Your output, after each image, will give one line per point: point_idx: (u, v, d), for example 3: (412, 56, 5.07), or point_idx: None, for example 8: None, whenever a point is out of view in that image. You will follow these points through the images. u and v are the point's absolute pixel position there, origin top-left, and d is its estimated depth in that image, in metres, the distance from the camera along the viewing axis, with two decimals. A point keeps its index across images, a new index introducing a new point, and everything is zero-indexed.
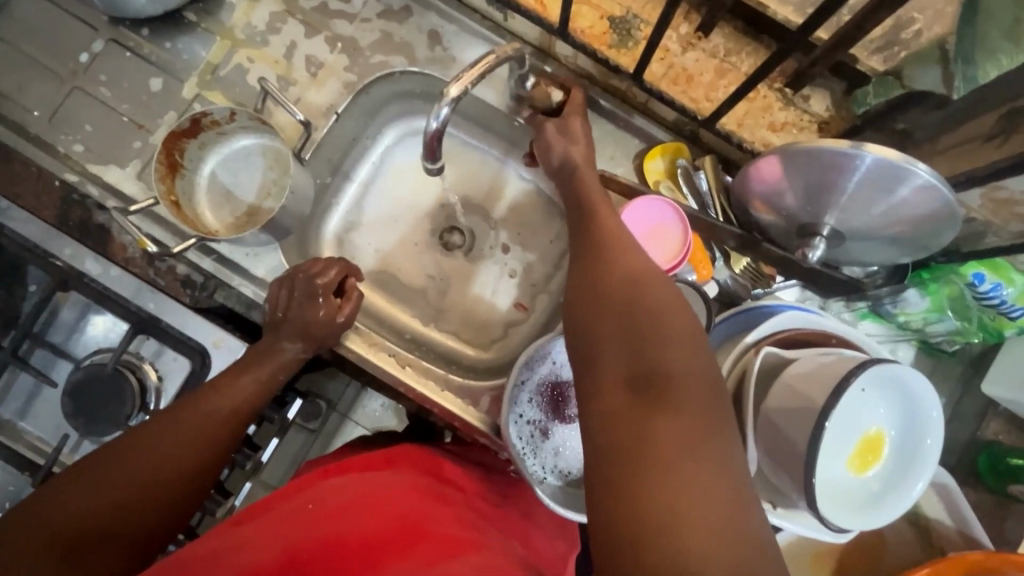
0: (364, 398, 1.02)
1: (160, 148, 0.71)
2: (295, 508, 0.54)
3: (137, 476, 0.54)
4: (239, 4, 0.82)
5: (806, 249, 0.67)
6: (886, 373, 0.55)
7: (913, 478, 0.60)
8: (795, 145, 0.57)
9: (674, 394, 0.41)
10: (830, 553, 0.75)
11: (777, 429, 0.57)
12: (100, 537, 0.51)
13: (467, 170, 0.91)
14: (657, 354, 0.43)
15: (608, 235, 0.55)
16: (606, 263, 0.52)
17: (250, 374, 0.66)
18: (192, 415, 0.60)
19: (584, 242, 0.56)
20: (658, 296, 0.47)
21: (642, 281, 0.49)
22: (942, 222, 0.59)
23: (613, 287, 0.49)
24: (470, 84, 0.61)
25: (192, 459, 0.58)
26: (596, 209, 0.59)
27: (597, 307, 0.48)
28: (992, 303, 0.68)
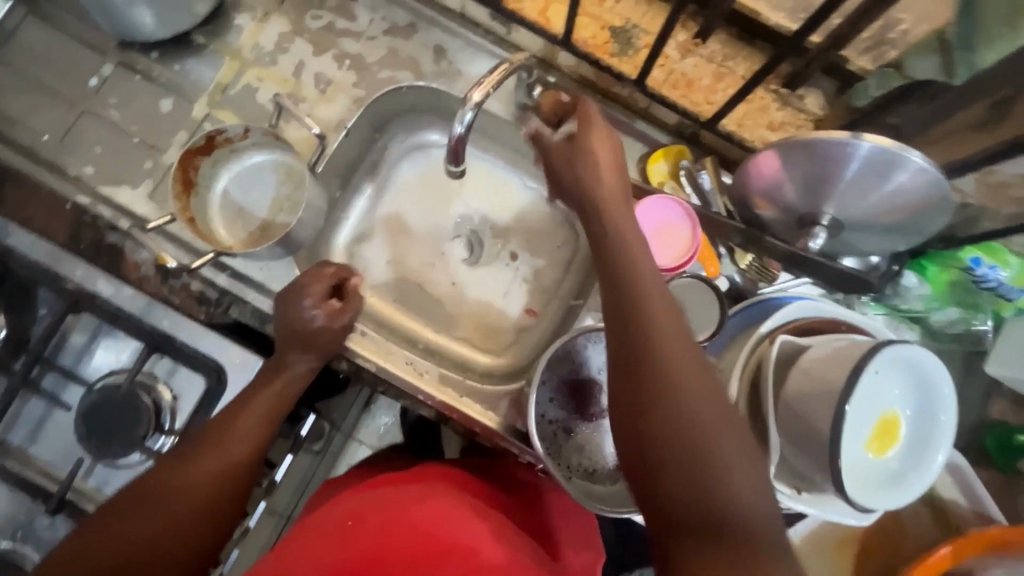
0: (367, 418, 1.14)
1: (177, 165, 0.72)
2: (336, 527, 0.57)
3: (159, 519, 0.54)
4: (247, 25, 0.84)
5: (808, 238, 0.71)
6: (897, 354, 0.58)
7: (932, 453, 0.61)
8: (791, 139, 0.60)
9: (746, 542, 0.41)
10: (854, 537, 0.74)
11: (799, 413, 0.59)
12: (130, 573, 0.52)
13: (471, 184, 0.93)
14: (722, 502, 0.42)
15: (651, 317, 0.48)
16: (657, 376, 0.46)
17: (263, 396, 0.65)
18: (206, 454, 0.59)
19: (625, 330, 0.49)
20: (710, 413, 0.44)
21: (690, 395, 0.45)
22: (935, 205, 0.62)
23: (660, 409, 0.45)
24: (492, 88, 0.64)
25: (211, 494, 0.58)
26: (632, 276, 0.51)
27: (645, 432, 0.45)
28: (989, 287, 0.71)
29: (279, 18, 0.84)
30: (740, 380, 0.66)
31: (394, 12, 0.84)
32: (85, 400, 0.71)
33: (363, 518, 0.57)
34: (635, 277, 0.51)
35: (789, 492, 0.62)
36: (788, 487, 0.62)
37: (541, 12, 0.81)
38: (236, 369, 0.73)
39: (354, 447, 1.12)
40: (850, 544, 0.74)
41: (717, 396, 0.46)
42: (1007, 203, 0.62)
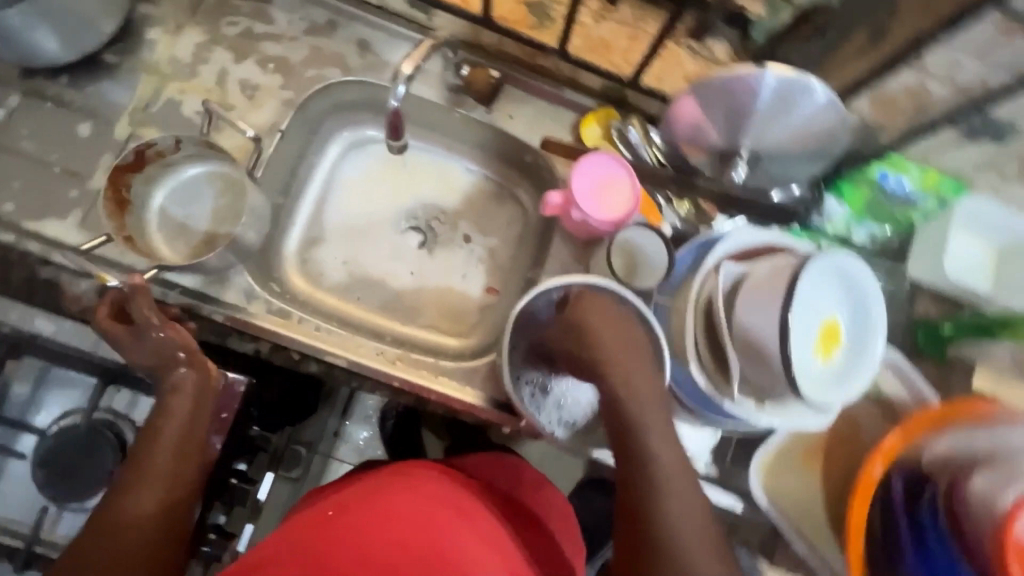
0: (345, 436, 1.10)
1: (107, 182, 0.72)
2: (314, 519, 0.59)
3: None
4: (159, 39, 0.82)
5: (730, 171, 0.78)
6: (822, 266, 0.63)
7: (871, 344, 0.67)
8: (704, 79, 0.68)
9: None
10: (817, 447, 0.78)
11: (751, 331, 0.64)
12: None
13: (414, 175, 0.94)
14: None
15: (664, 483, 0.58)
16: (663, 501, 0.57)
17: (171, 421, 0.61)
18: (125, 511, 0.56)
19: (636, 452, 0.60)
20: (689, 517, 0.57)
21: (674, 499, 0.57)
22: (838, 129, 0.70)
23: (653, 512, 0.57)
24: (420, 60, 0.69)
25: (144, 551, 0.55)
26: (640, 400, 0.62)
27: (639, 532, 0.57)
28: (896, 197, 0.79)
29: (193, 28, 0.82)
30: (695, 316, 0.70)
31: (312, 12, 0.84)
32: (43, 445, 0.72)
33: (341, 508, 0.60)
34: (638, 404, 0.62)
35: (751, 406, 0.67)
36: (751, 401, 0.67)
37: None
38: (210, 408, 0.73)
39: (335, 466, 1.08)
40: (816, 450, 0.78)
41: (696, 503, 0.58)
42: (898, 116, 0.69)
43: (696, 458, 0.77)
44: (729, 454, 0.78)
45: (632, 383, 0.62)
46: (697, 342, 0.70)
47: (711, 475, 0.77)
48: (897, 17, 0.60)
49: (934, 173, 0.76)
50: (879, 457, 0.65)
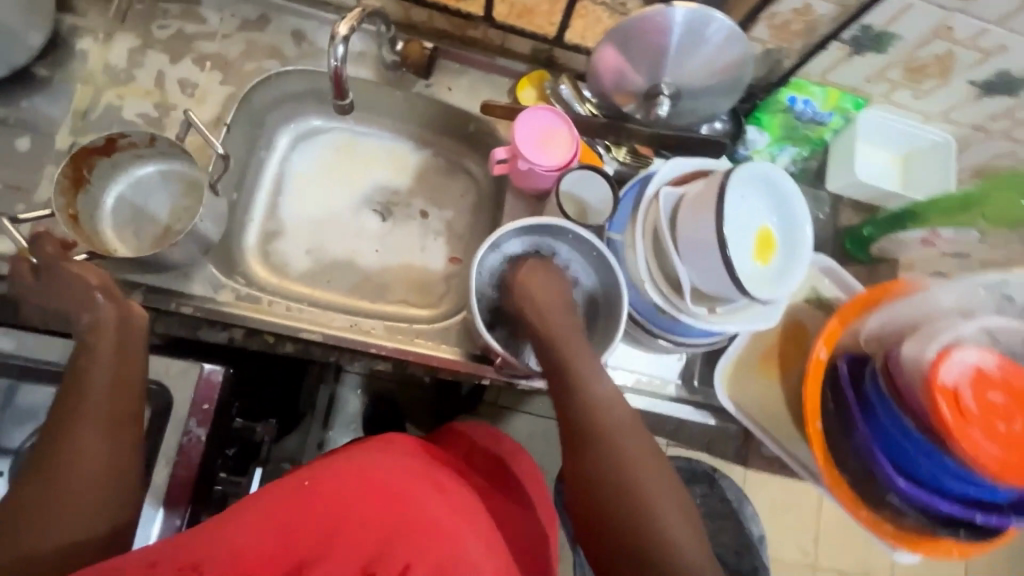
0: None
1: (67, 161, 0.72)
2: (291, 487, 0.56)
3: (50, 539, 0.50)
4: (90, 48, 0.82)
5: (656, 108, 0.82)
6: (745, 174, 0.70)
7: (802, 244, 0.73)
8: (617, 26, 0.75)
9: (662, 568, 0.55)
10: (770, 350, 0.85)
11: (694, 242, 0.69)
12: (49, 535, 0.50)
13: (364, 159, 0.97)
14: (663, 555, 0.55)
15: (604, 425, 0.61)
16: (603, 444, 0.60)
17: (99, 360, 0.59)
18: (66, 454, 0.53)
19: (573, 401, 0.64)
20: (644, 476, 0.58)
21: (625, 464, 0.59)
22: (743, 62, 0.77)
23: (603, 480, 0.59)
24: (356, 21, 0.72)
25: (100, 491, 0.53)
26: (570, 356, 0.66)
27: (595, 499, 0.59)
28: (809, 118, 0.86)
29: (125, 34, 0.83)
30: (644, 244, 0.76)
31: (242, 8, 0.87)
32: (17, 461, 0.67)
33: (319, 476, 0.57)
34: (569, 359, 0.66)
35: (703, 314, 0.73)
36: (704, 310, 0.74)
37: None
38: (199, 395, 0.73)
39: None
40: (772, 357, 0.85)
41: (647, 460, 0.60)
42: (794, 39, 0.77)
43: (665, 380, 0.83)
44: (696, 373, 0.84)
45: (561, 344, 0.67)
46: (649, 265, 0.75)
47: (681, 394, 0.83)
48: None
49: (835, 91, 0.84)
50: (821, 340, 0.74)
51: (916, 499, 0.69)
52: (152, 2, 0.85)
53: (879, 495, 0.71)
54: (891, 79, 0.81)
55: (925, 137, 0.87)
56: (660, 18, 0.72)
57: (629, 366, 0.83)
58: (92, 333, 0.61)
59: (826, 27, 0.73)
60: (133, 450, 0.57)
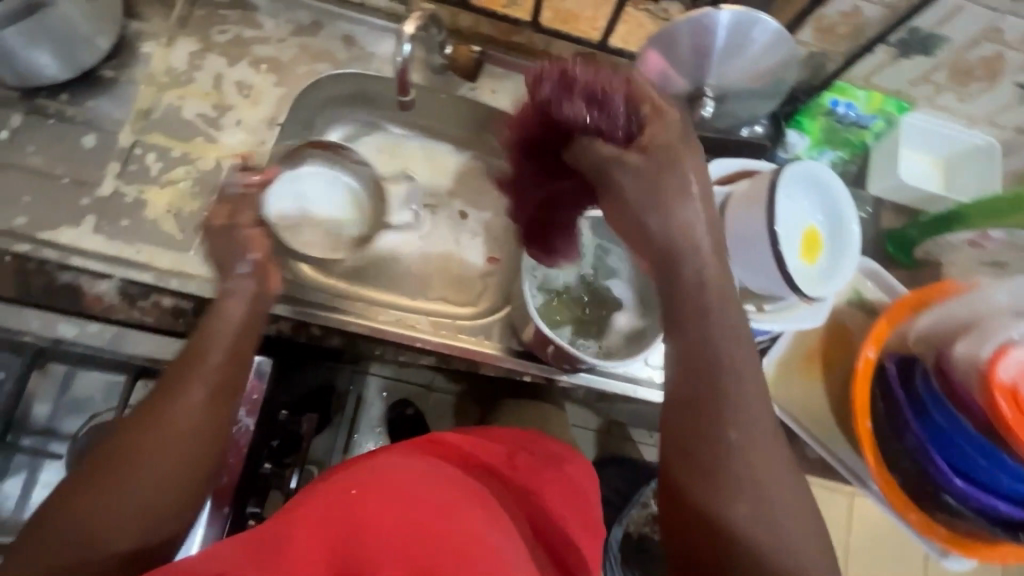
0: (355, 444, 1.12)
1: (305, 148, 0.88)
2: (341, 496, 0.51)
3: (131, 500, 0.51)
4: (154, 51, 0.86)
5: (698, 110, 0.82)
6: (796, 172, 0.71)
7: (849, 242, 0.73)
8: (660, 30, 0.76)
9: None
10: (813, 351, 0.85)
11: (742, 238, 0.70)
12: (158, 486, 0.53)
13: (406, 160, 0.98)
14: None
15: (752, 477, 0.53)
16: (740, 444, 0.53)
17: (222, 323, 0.62)
18: (168, 411, 0.55)
19: (720, 445, 0.53)
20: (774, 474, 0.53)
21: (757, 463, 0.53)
22: (786, 64, 0.78)
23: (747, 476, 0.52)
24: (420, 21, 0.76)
25: (180, 461, 0.54)
26: (721, 379, 0.54)
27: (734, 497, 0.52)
28: (852, 121, 0.87)
29: (186, 38, 0.87)
30: None
31: (297, 14, 0.90)
32: (75, 447, 0.72)
33: (369, 486, 0.51)
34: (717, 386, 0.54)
35: (754, 312, 0.73)
36: (752, 307, 0.74)
37: None
38: (248, 385, 0.75)
39: None
40: (814, 358, 0.85)
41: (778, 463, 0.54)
42: (840, 42, 0.78)
43: None
44: None
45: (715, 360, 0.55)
46: None
47: None
48: None
49: (879, 95, 0.85)
50: (868, 340, 0.74)
51: (973, 500, 0.68)
52: (212, 8, 0.88)
53: (933, 496, 0.71)
54: (935, 81, 0.81)
55: (969, 140, 0.87)
56: (707, 21, 0.73)
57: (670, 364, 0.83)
58: (229, 296, 0.65)
59: (874, 29, 0.74)
60: (225, 421, 0.59)
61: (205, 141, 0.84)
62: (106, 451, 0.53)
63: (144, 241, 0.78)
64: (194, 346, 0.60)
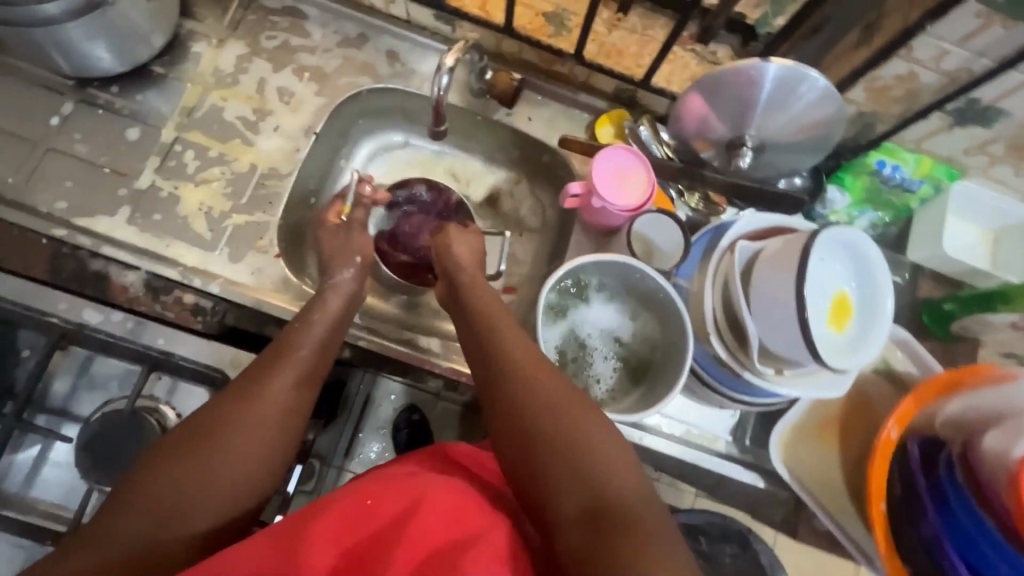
0: (359, 446, 1.07)
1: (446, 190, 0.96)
2: (354, 503, 0.52)
3: (219, 474, 0.54)
4: (204, 52, 0.88)
5: (737, 159, 0.81)
6: (833, 237, 0.68)
7: (882, 313, 0.70)
8: (706, 75, 0.74)
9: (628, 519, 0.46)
10: (832, 418, 0.82)
11: (767, 300, 0.68)
12: (236, 456, 0.55)
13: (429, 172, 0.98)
14: (603, 489, 0.48)
15: (521, 366, 0.59)
16: (512, 378, 0.58)
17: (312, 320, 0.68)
18: (261, 392, 0.59)
19: (493, 356, 0.62)
20: (544, 388, 0.56)
21: (530, 379, 0.57)
22: (833, 121, 0.76)
23: (525, 397, 0.56)
24: (461, 53, 0.75)
25: (266, 444, 0.58)
26: (483, 314, 0.68)
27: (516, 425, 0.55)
28: (896, 184, 0.83)
29: (236, 41, 0.89)
30: (713, 292, 0.75)
31: (344, 25, 0.91)
32: (86, 431, 0.74)
33: (383, 496, 0.52)
34: (483, 317, 0.67)
35: (773, 376, 0.71)
36: (770, 370, 0.71)
37: (482, 6, 0.88)
38: None
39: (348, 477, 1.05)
40: (831, 425, 0.82)
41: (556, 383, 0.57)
42: (892, 105, 0.75)
43: (716, 435, 0.81)
44: (748, 432, 0.82)
45: (478, 301, 0.70)
46: (715, 315, 0.74)
47: (731, 452, 0.81)
48: (888, 13, 0.67)
49: (928, 160, 0.81)
50: (891, 419, 0.71)
51: None
52: (264, 13, 0.90)
53: None
54: (992, 153, 0.77)
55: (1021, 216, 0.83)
56: (755, 72, 0.71)
57: (679, 416, 0.81)
58: (331, 292, 0.73)
59: (930, 96, 0.71)
60: (305, 409, 0.63)
61: (242, 144, 0.86)
62: (198, 425, 0.56)
63: (176, 237, 0.81)
64: (286, 339, 0.65)
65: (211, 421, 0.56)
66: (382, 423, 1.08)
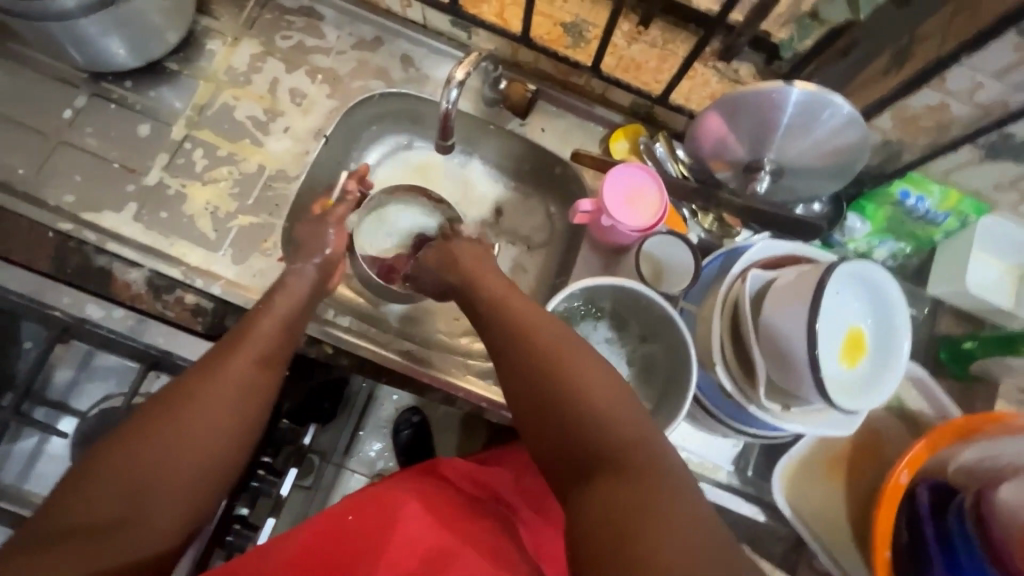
0: (359, 445, 1.08)
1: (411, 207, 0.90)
2: (335, 520, 0.57)
3: (187, 453, 0.51)
4: (218, 50, 0.87)
5: (753, 183, 0.79)
6: (851, 272, 0.65)
7: (897, 353, 0.67)
8: (727, 95, 0.72)
9: (627, 463, 0.45)
10: (840, 455, 0.80)
11: (777, 334, 0.65)
12: (196, 429, 0.52)
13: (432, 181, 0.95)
14: (595, 430, 0.47)
15: (515, 320, 0.57)
16: (509, 334, 0.56)
17: (284, 301, 0.67)
18: (228, 366, 0.57)
19: (489, 314, 0.60)
20: (540, 337, 0.54)
21: (527, 330, 0.55)
22: (857, 149, 0.73)
23: (520, 350, 0.54)
24: (472, 66, 0.74)
25: (234, 419, 0.55)
26: (477, 277, 0.66)
27: (514, 377, 0.53)
28: (920, 216, 0.80)
29: (250, 40, 0.88)
30: (721, 317, 0.72)
31: (360, 28, 0.90)
32: (84, 425, 0.76)
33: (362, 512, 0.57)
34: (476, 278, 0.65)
35: (780, 412, 0.68)
36: (778, 405, 0.69)
37: (498, 14, 0.87)
38: None
39: (347, 475, 1.06)
40: (837, 462, 0.79)
41: (553, 332, 0.55)
42: (921, 135, 0.72)
43: (718, 465, 0.79)
44: (751, 464, 0.79)
45: (467, 262, 0.69)
46: (722, 343, 0.71)
47: (732, 483, 0.79)
48: (921, 40, 0.64)
49: (956, 193, 0.77)
50: (904, 464, 0.68)
51: None
52: (280, 13, 0.89)
53: None
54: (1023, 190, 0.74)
55: None
56: (776, 95, 0.68)
57: (680, 444, 0.79)
58: (292, 275, 0.70)
59: (961, 129, 0.68)
60: (272, 384, 0.60)
61: (251, 144, 0.85)
62: (157, 406, 0.52)
63: (181, 236, 0.81)
64: (251, 319, 0.64)
65: (173, 396, 0.53)
66: (383, 423, 1.08)
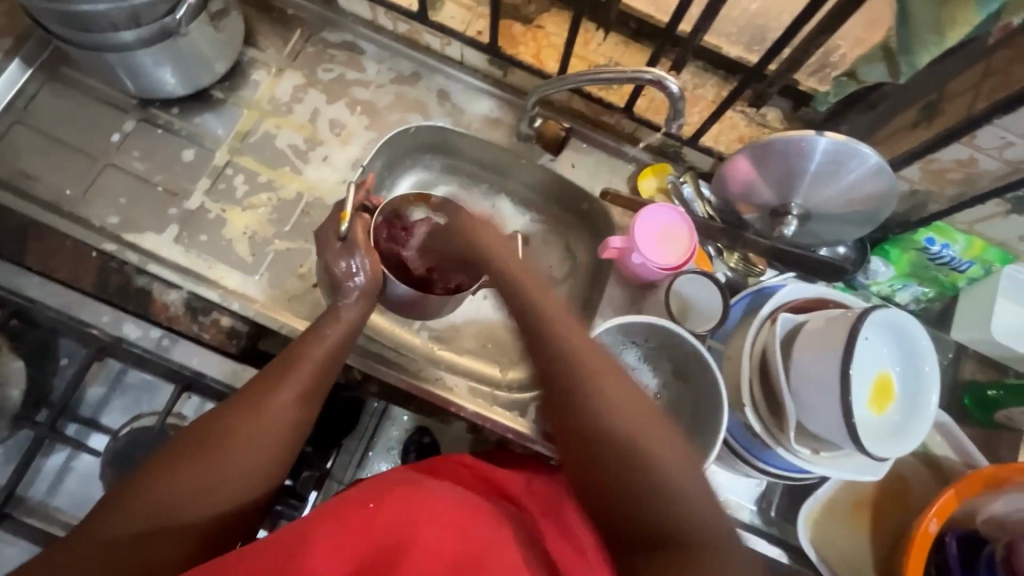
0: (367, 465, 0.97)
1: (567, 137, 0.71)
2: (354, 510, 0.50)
3: (220, 485, 0.53)
4: (263, 80, 0.90)
5: (781, 226, 0.80)
6: (881, 318, 0.66)
7: (926, 401, 0.68)
8: (757, 141, 0.72)
9: (690, 551, 0.49)
10: (865, 500, 0.80)
11: (810, 378, 0.65)
12: (233, 456, 0.55)
13: None
14: (667, 516, 0.50)
15: (578, 354, 0.58)
16: (577, 377, 0.57)
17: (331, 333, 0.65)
18: (269, 402, 0.58)
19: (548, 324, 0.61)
20: (613, 391, 0.56)
21: (590, 375, 0.57)
22: (885, 196, 0.74)
23: (600, 407, 0.55)
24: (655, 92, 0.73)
25: (266, 459, 0.56)
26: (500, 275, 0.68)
27: (588, 433, 0.55)
28: (944, 262, 0.82)
29: (294, 72, 0.91)
30: (749, 360, 0.73)
31: (399, 63, 0.93)
32: (114, 445, 0.74)
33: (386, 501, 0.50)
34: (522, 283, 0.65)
35: (810, 457, 0.69)
36: (808, 449, 0.69)
37: (535, 55, 0.91)
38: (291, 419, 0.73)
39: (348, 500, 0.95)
40: (863, 506, 0.80)
41: (622, 391, 0.56)
42: (947, 186, 0.74)
43: (741, 504, 0.79)
44: (774, 504, 0.80)
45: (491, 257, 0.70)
46: (751, 384, 0.72)
47: (755, 523, 0.79)
48: (950, 97, 0.67)
49: (980, 242, 0.80)
50: (933, 512, 0.68)
51: None
52: (323, 47, 0.93)
53: None
54: None
55: None
56: (806, 145, 0.69)
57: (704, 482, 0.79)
58: (344, 308, 0.68)
59: (988, 182, 0.70)
60: (310, 421, 0.61)
61: (291, 172, 0.88)
62: (207, 427, 0.56)
63: (220, 260, 0.83)
64: (297, 348, 0.63)
65: (218, 425, 0.56)
66: (394, 444, 0.98)
